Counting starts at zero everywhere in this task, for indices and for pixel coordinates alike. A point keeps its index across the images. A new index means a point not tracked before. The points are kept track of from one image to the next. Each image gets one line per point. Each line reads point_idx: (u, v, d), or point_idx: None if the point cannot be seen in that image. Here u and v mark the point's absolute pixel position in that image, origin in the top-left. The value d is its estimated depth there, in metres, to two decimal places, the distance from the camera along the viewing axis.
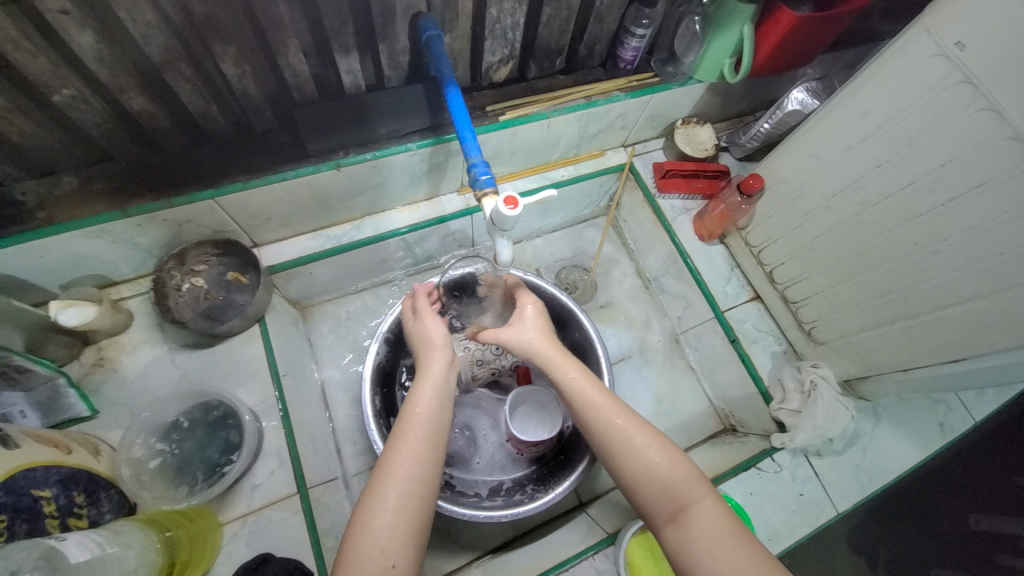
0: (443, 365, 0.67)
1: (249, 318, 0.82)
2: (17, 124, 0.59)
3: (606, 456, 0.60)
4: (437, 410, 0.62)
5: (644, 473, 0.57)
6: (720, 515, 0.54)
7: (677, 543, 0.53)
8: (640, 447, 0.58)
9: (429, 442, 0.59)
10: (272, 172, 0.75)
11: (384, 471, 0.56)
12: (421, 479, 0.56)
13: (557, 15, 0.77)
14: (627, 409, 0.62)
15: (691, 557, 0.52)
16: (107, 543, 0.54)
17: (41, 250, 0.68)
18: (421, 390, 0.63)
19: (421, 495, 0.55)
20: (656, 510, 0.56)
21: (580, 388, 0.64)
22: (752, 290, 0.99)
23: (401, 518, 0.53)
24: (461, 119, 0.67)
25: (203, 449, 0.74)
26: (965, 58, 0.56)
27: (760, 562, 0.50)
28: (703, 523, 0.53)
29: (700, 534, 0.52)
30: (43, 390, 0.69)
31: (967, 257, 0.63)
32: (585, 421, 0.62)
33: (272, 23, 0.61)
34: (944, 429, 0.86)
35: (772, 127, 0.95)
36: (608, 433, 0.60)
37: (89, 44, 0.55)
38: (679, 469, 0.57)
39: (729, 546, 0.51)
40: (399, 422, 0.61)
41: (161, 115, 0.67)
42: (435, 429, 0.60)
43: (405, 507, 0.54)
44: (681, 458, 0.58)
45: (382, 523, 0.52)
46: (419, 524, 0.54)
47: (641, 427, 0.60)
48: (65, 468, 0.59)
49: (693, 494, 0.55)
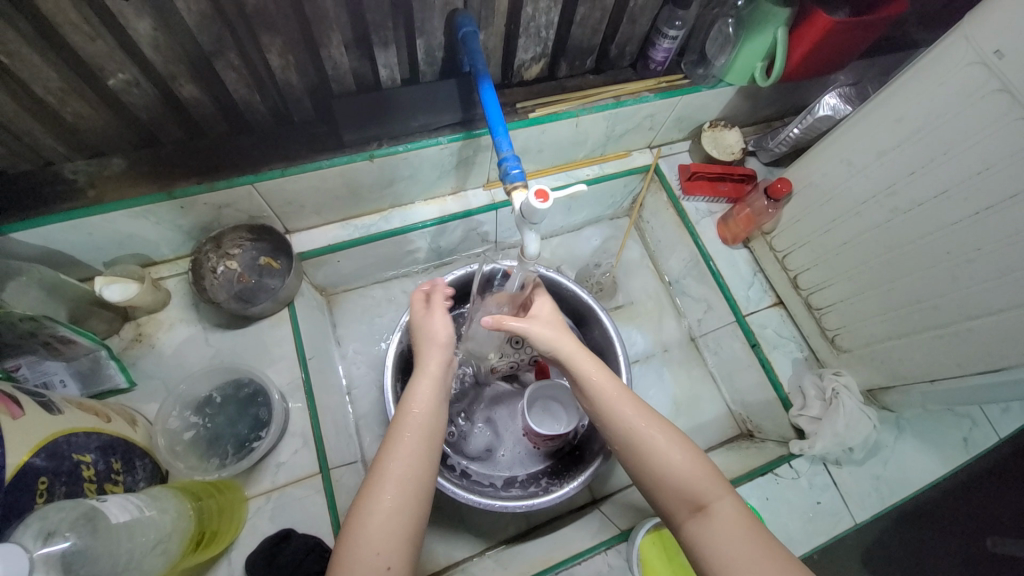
0: (440, 364, 0.66)
1: (280, 301, 0.85)
2: (75, 105, 0.63)
3: (623, 452, 0.60)
4: (432, 408, 0.62)
5: (662, 471, 0.57)
6: (739, 514, 0.54)
7: (697, 538, 0.54)
8: (658, 446, 0.58)
9: (422, 441, 0.59)
10: (307, 161, 0.77)
11: (379, 470, 0.56)
12: (415, 479, 0.56)
13: (591, 15, 0.78)
14: (645, 405, 0.62)
15: (712, 556, 0.52)
16: (145, 506, 0.56)
17: (90, 227, 0.71)
18: (417, 387, 0.63)
19: (414, 496, 0.55)
20: (676, 507, 0.56)
21: (597, 384, 0.63)
22: (775, 295, 0.99)
23: (394, 519, 0.53)
24: (493, 114, 0.68)
25: (233, 424, 0.76)
26: (1003, 67, 0.56)
27: (779, 564, 0.50)
28: (723, 522, 0.54)
29: (720, 533, 0.53)
30: (84, 361, 0.73)
31: (1000, 267, 0.62)
32: (603, 419, 0.62)
33: (317, 16, 0.63)
34: (967, 444, 0.84)
35: (802, 132, 0.94)
36: (626, 431, 0.60)
37: (146, 31, 0.57)
38: (697, 466, 0.57)
39: (748, 546, 0.51)
40: (396, 420, 0.61)
41: (207, 102, 0.70)
42: (430, 428, 0.60)
43: (399, 507, 0.54)
44: (699, 456, 0.58)
45: (377, 523, 0.53)
46: (414, 524, 0.55)
47: (658, 423, 0.60)
48: (104, 435, 0.62)
49: (713, 493, 0.55)
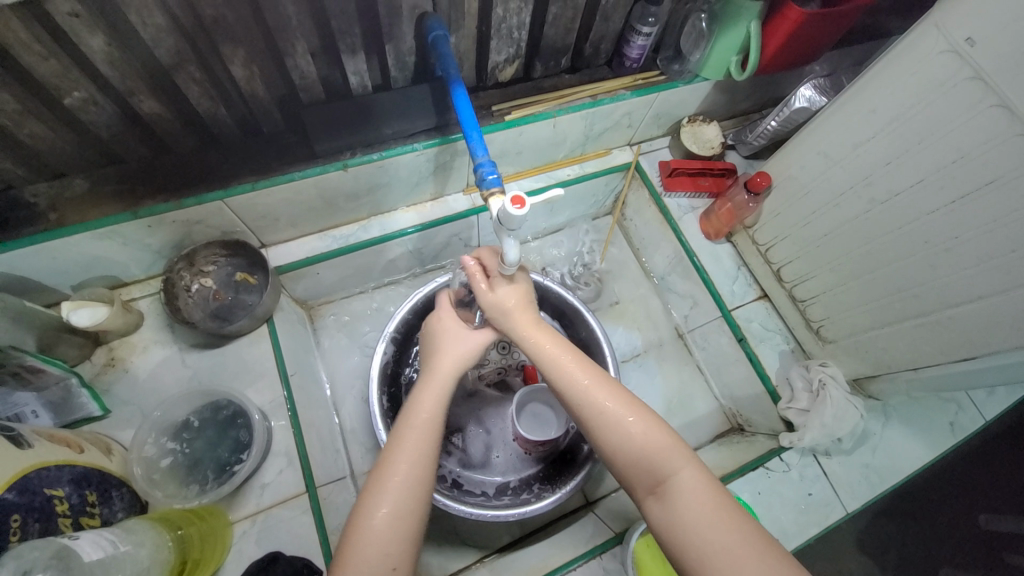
0: (452, 364, 0.64)
1: (258, 318, 0.83)
2: (29, 126, 0.60)
3: (585, 426, 0.59)
4: (442, 409, 0.60)
5: (623, 445, 0.56)
6: (703, 489, 0.53)
7: (659, 516, 0.53)
8: (616, 418, 0.57)
9: (431, 444, 0.58)
10: (279, 174, 0.75)
11: (382, 471, 0.55)
12: (422, 482, 0.55)
13: (563, 14, 0.77)
14: (605, 377, 0.61)
15: (674, 532, 0.52)
16: (120, 542, 0.54)
17: (54, 251, 0.69)
18: (424, 390, 0.61)
19: (420, 499, 0.54)
20: (637, 483, 0.56)
21: (557, 356, 0.62)
22: (759, 289, 0.98)
23: (400, 523, 0.52)
24: (467, 119, 0.67)
25: (213, 448, 0.75)
26: (974, 55, 0.56)
27: (745, 538, 0.49)
28: (686, 498, 0.52)
29: (683, 508, 0.52)
30: (55, 391, 0.70)
31: (979, 254, 0.63)
32: (563, 394, 0.61)
33: (280, 25, 0.61)
34: (954, 429, 0.85)
35: (779, 124, 0.94)
36: (584, 402, 0.59)
37: (100, 47, 0.55)
38: (658, 440, 0.56)
39: (714, 525, 0.50)
40: (395, 424, 0.59)
41: (170, 116, 0.67)
42: (437, 430, 0.59)
43: (405, 509, 0.53)
44: (660, 427, 0.57)
45: (380, 527, 0.52)
46: (418, 527, 0.54)
47: (617, 395, 0.59)
48: (77, 468, 0.60)
49: (676, 467, 0.54)
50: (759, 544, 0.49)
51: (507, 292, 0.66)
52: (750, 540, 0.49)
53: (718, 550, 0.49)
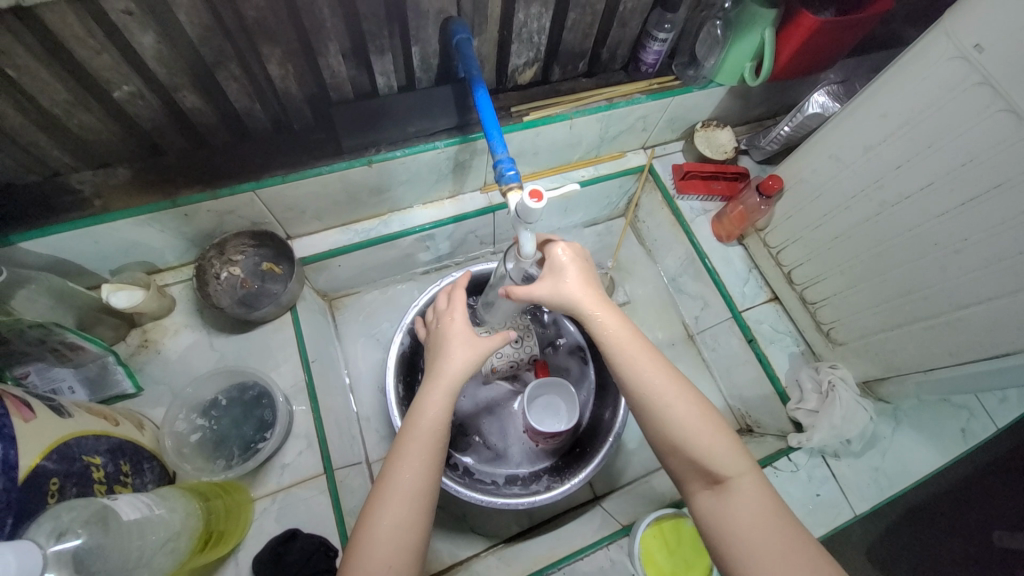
0: (458, 367, 0.64)
1: (282, 305, 0.87)
2: (80, 117, 0.64)
3: (647, 420, 0.60)
4: (444, 416, 0.61)
5: (685, 444, 0.58)
6: (760, 496, 0.55)
7: (711, 512, 0.56)
8: (683, 418, 0.58)
9: (433, 453, 0.59)
10: (307, 168, 0.79)
11: (385, 481, 0.57)
12: (423, 492, 0.57)
13: (582, 20, 0.80)
14: (674, 373, 0.61)
15: (723, 528, 0.54)
16: (154, 505, 0.57)
17: (96, 235, 0.73)
18: (428, 395, 0.62)
19: (423, 505, 0.56)
20: (693, 477, 0.58)
21: (624, 344, 0.62)
22: (770, 291, 1.00)
23: (404, 534, 0.54)
24: (488, 118, 0.70)
25: (239, 426, 0.78)
26: (983, 61, 0.57)
27: (801, 557, 0.50)
28: (741, 500, 0.55)
29: (738, 511, 0.54)
30: (92, 367, 0.74)
31: (987, 257, 0.64)
32: (628, 387, 0.62)
33: (315, 27, 0.65)
34: (965, 435, 0.84)
35: (792, 130, 0.96)
36: (649, 399, 0.59)
37: (150, 44, 0.59)
38: (719, 444, 0.57)
39: (765, 531, 0.52)
40: (404, 427, 0.61)
41: (209, 111, 0.71)
42: (441, 439, 0.60)
43: (406, 519, 0.55)
44: (725, 433, 0.58)
45: (386, 536, 0.54)
46: (420, 535, 0.55)
47: (689, 393, 0.60)
48: (113, 438, 0.63)
49: (735, 472, 0.56)
50: (817, 564, 0.50)
51: (561, 262, 0.66)
52: (799, 553, 0.51)
53: (765, 557, 0.51)
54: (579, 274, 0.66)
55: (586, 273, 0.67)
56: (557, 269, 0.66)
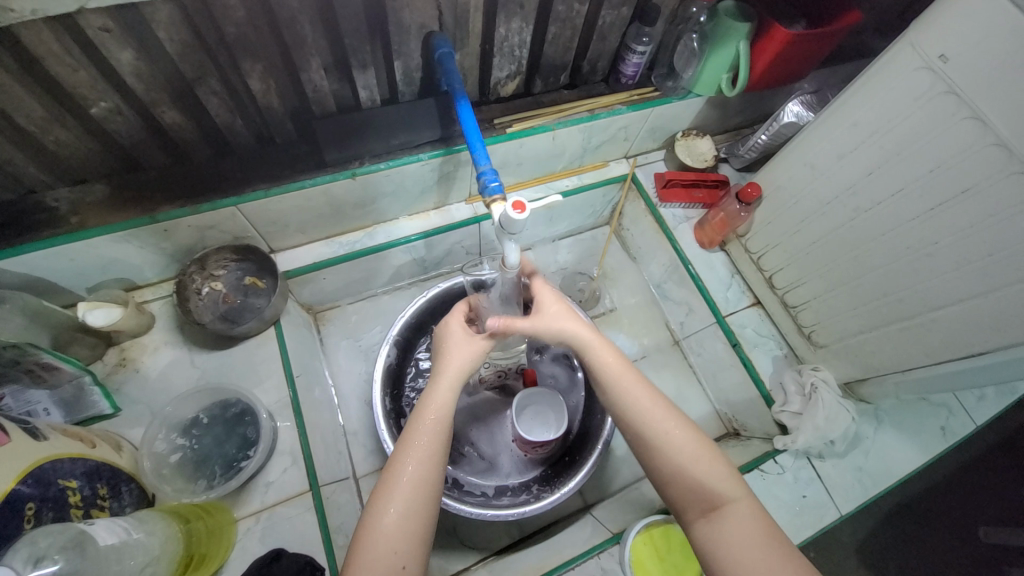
0: (463, 361, 0.65)
1: (266, 320, 0.86)
2: (55, 133, 0.64)
3: (642, 449, 0.60)
4: (450, 408, 0.61)
5: (679, 469, 0.58)
6: (753, 519, 0.55)
7: (707, 538, 0.55)
8: (676, 443, 0.58)
9: (439, 444, 0.58)
10: (291, 181, 0.78)
11: (389, 475, 0.56)
12: (431, 483, 0.56)
13: (562, 34, 0.81)
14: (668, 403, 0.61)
15: (719, 552, 0.54)
16: (132, 529, 0.56)
17: (72, 253, 0.71)
18: (434, 389, 0.62)
19: (428, 496, 0.55)
20: (689, 505, 0.57)
21: (617, 374, 0.63)
22: (753, 296, 1.01)
23: (410, 522, 0.53)
24: (471, 130, 0.71)
25: (221, 445, 0.77)
26: (947, 71, 0.60)
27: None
28: (736, 526, 0.54)
29: (733, 535, 0.54)
30: (67, 390, 0.71)
31: (957, 259, 0.66)
32: (620, 414, 0.62)
33: (297, 42, 0.65)
34: (945, 433, 0.86)
35: (769, 138, 0.98)
36: (643, 428, 0.59)
37: (128, 60, 0.59)
38: (713, 468, 0.57)
39: (761, 553, 0.52)
40: (410, 420, 0.60)
41: (189, 126, 0.71)
42: (447, 430, 0.60)
43: (411, 510, 0.54)
44: (717, 458, 0.59)
45: (390, 526, 0.52)
46: (426, 527, 0.54)
47: (681, 421, 0.60)
48: (90, 461, 0.62)
49: (731, 495, 0.56)
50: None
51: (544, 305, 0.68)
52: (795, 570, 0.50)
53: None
54: (562, 311, 0.67)
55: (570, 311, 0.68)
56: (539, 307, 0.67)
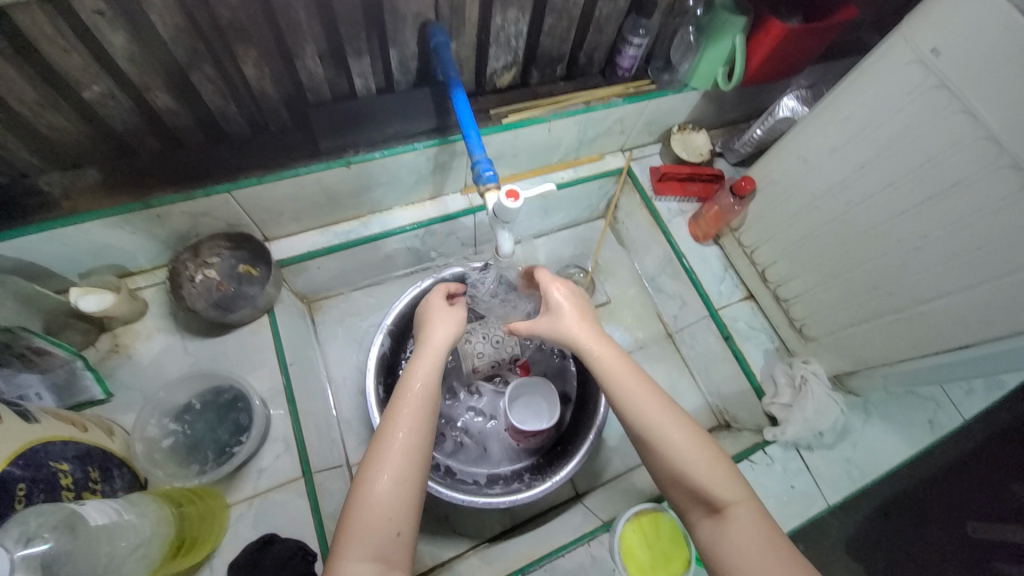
0: (446, 335, 0.66)
1: (259, 308, 0.86)
2: (48, 118, 0.63)
3: (646, 451, 0.59)
4: (435, 377, 0.61)
5: (683, 472, 0.56)
6: (753, 519, 0.53)
7: (711, 540, 0.54)
8: (680, 446, 0.57)
9: (427, 413, 0.58)
10: (285, 169, 0.78)
11: (380, 443, 0.55)
12: (420, 450, 0.55)
13: (558, 24, 0.81)
14: (668, 401, 0.60)
15: (722, 555, 0.52)
16: (124, 511, 0.56)
17: (64, 238, 0.71)
18: (418, 361, 0.62)
19: (418, 463, 0.55)
20: (691, 504, 0.56)
21: (622, 376, 0.62)
22: (745, 289, 1.02)
23: (403, 488, 0.53)
24: (466, 120, 0.71)
25: (214, 430, 0.77)
26: (939, 65, 0.60)
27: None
28: (738, 527, 0.52)
29: (737, 538, 0.52)
30: (60, 373, 0.72)
31: (945, 253, 0.67)
32: (626, 415, 0.61)
33: (291, 28, 0.65)
34: (932, 427, 0.87)
35: (764, 132, 0.99)
36: (649, 430, 0.58)
37: (121, 44, 0.58)
38: (716, 471, 0.55)
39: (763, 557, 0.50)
40: (395, 392, 0.60)
41: (182, 112, 0.71)
42: (433, 398, 0.59)
43: (402, 478, 0.53)
44: (721, 461, 0.57)
45: (383, 492, 0.52)
46: (418, 493, 0.54)
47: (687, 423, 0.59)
48: (81, 445, 0.62)
49: (733, 498, 0.54)
50: None
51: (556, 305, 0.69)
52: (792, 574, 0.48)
53: None
54: (573, 313, 0.68)
55: (580, 311, 0.69)
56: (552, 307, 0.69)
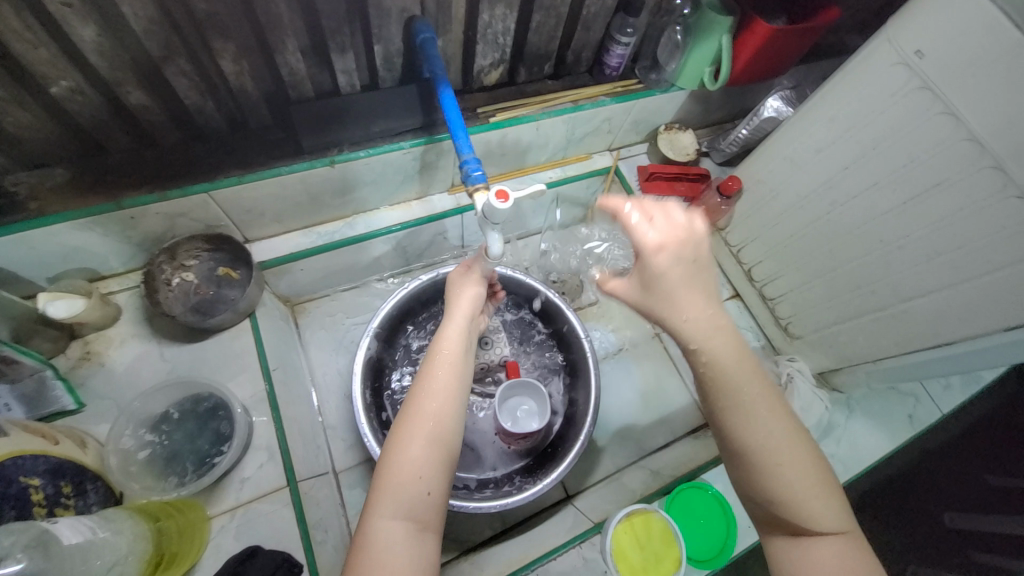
0: (471, 303, 0.65)
1: (239, 312, 0.83)
2: (12, 115, 0.60)
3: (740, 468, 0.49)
4: (463, 343, 0.60)
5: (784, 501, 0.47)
6: (846, 553, 0.46)
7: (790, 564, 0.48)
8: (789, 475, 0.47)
9: (457, 379, 0.56)
10: (266, 168, 0.76)
11: (411, 409, 0.54)
12: (450, 416, 0.54)
13: (546, 22, 0.80)
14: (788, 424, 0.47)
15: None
16: (98, 528, 0.53)
17: (32, 241, 0.68)
18: (447, 330, 0.61)
19: (450, 428, 0.53)
20: (776, 522, 0.49)
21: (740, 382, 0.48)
22: (732, 288, 1.05)
23: (434, 450, 0.51)
24: (454, 118, 0.69)
25: (193, 440, 0.74)
26: (922, 66, 0.61)
27: None
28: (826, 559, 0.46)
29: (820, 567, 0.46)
30: (29, 383, 0.69)
31: (926, 252, 0.68)
32: (731, 429, 0.48)
33: (272, 23, 0.62)
34: (912, 421, 0.89)
35: (750, 133, 1.00)
36: (757, 454, 0.47)
37: (90, 36, 0.55)
38: (820, 502, 0.47)
39: None
40: (425, 357, 0.58)
41: (157, 108, 0.67)
42: (463, 364, 0.58)
43: (432, 442, 0.52)
44: (828, 489, 0.48)
45: (413, 456, 0.51)
46: (450, 456, 0.52)
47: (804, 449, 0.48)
48: (53, 458, 0.59)
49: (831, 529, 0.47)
50: None
51: (658, 268, 0.50)
52: None
53: None
54: (683, 284, 0.50)
55: (693, 279, 0.50)
56: (649, 276, 0.51)
